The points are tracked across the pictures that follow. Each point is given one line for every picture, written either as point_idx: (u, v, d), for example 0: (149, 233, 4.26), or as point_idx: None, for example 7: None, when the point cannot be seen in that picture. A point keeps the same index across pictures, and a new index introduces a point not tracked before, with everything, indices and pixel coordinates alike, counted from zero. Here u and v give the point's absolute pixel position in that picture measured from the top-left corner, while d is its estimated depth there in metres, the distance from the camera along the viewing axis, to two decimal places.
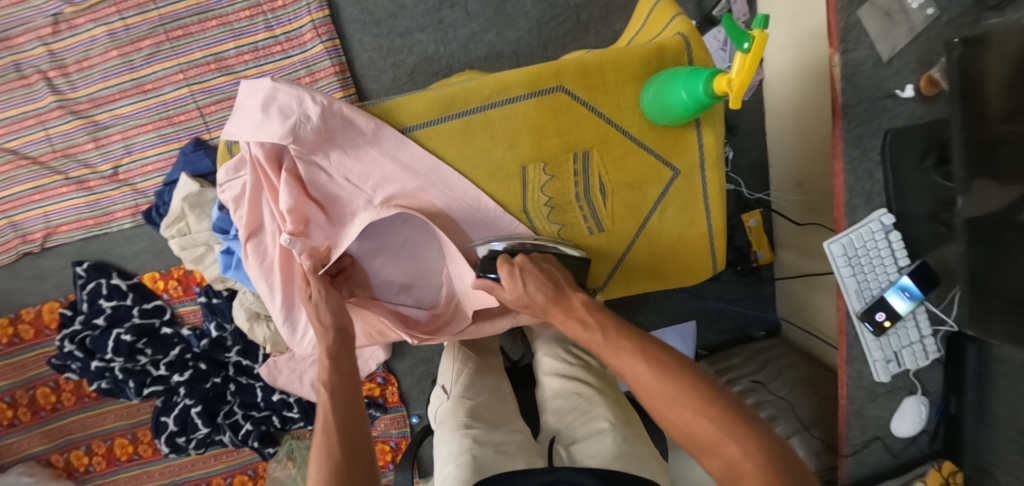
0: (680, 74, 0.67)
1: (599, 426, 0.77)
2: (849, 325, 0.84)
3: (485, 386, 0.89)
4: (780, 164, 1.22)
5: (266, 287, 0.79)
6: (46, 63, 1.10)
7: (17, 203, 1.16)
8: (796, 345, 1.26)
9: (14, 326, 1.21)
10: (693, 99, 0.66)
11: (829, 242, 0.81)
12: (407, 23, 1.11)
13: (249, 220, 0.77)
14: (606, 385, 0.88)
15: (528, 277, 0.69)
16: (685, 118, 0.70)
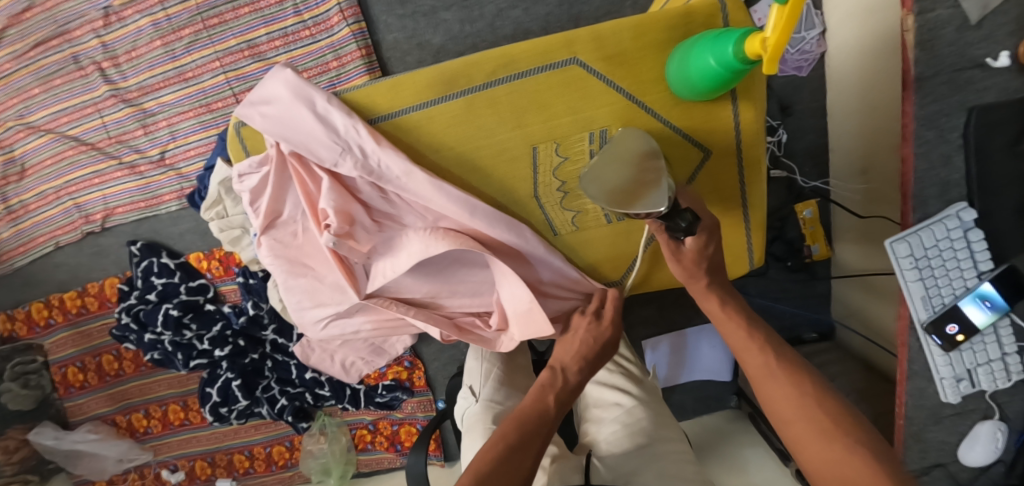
0: (708, 37, 0.55)
1: (637, 438, 0.76)
2: (912, 337, 0.72)
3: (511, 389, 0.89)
4: (842, 148, 1.08)
5: (284, 273, 0.81)
6: (100, 54, 1.17)
7: (80, 186, 1.25)
8: (852, 350, 1.14)
9: (81, 298, 1.32)
10: (724, 66, 0.53)
11: (892, 241, 0.70)
12: (432, 1, 1.06)
13: (269, 211, 0.76)
14: (648, 394, 0.86)
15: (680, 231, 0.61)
16: (716, 88, 0.58)
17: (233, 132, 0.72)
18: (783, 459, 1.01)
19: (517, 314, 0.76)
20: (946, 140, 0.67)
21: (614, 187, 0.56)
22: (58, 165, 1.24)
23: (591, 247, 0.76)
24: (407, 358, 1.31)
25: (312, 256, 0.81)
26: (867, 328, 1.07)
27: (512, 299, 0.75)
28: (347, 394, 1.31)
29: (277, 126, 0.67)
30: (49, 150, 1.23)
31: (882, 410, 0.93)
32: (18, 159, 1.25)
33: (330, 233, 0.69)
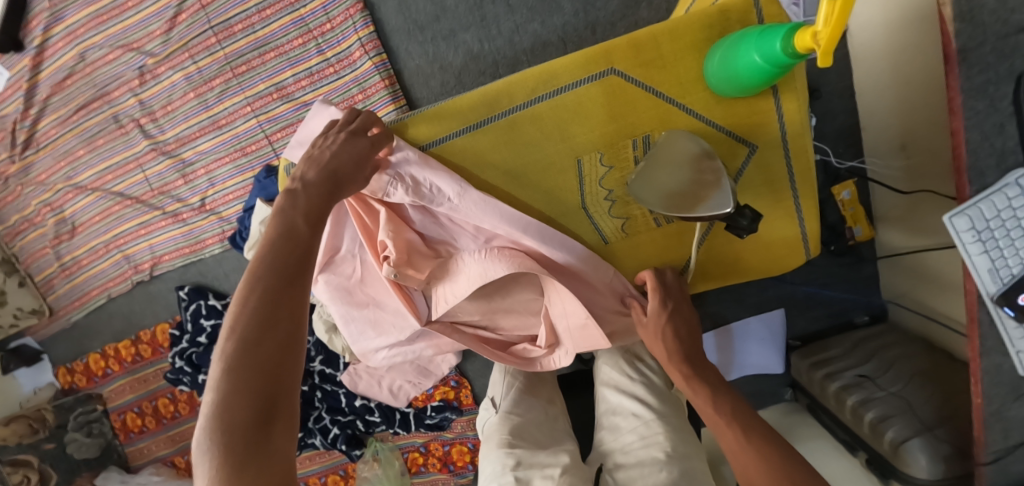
0: (751, 34, 0.53)
1: (653, 453, 0.67)
2: (982, 311, 0.68)
3: (535, 401, 0.80)
4: (877, 126, 1.07)
5: (344, 312, 0.81)
6: (138, 112, 1.23)
7: (128, 237, 1.31)
8: (910, 330, 1.11)
9: (135, 346, 1.39)
10: (770, 62, 0.51)
11: (950, 216, 0.67)
12: (451, 25, 1.09)
13: (327, 247, 0.77)
14: (671, 408, 0.74)
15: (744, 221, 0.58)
16: (762, 85, 0.56)
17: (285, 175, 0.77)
18: (850, 450, 0.98)
19: (569, 332, 0.72)
20: (997, 108, 0.63)
21: (671, 192, 0.58)
22: (106, 221, 1.31)
23: (640, 254, 0.74)
24: (453, 378, 1.33)
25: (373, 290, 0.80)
26: (921, 307, 1.05)
27: (565, 316, 0.71)
28: (397, 418, 1.32)
29: None
30: (97, 207, 1.30)
31: (952, 390, 0.90)
32: (69, 218, 1.32)
33: (390, 266, 0.69)
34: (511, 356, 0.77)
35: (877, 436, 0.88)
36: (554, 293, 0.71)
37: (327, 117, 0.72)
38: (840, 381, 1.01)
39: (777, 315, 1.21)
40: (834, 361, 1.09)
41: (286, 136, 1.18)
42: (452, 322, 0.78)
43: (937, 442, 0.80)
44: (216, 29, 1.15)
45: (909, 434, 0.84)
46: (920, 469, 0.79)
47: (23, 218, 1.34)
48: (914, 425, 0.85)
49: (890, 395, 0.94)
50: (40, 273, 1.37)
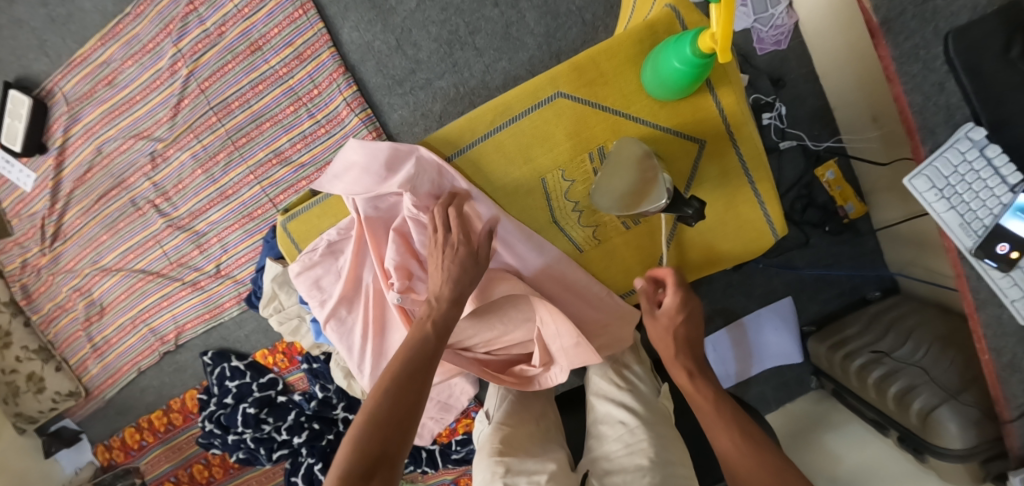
0: (671, 41, 0.55)
1: (639, 461, 0.58)
2: (966, 265, 0.69)
3: (526, 415, 0.71)
4: (847, 104, 1.11)
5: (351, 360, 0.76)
6: (152, 193, 1.32)
7: (153, 311, 1.39)
8: (925, 298, 1.11)
9: (168, 416, 1.45)
10: (689, 65, 0.53)
11: (909, 179, 0.70)
12: (426, 75, 1.18)
13: (349, 277, 0.73)
14: (660, 416, 0.65)
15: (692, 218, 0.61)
16: (690, 89, 0.57)
17: (282, 231, 0.75)
18: (882, 431, 0.98)
19: (565, 351, 0.71)
20: (931, 70, 0.66)
21: (623, 192, 0.61)
22: (131, 298, 1.39)
23: (618, 258, 0.74)
24: (474, 408, 1.35)
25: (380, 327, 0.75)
26: (928, 273, 1.06)
27: (558, 336, 0.71)
28: (423, 457, 1.34)
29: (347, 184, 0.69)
30: (121, 286, 1.39)
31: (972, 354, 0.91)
32: (97, 299, 1.41)
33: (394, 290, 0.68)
34: (511, 378, 0.74)
35: (904, 409, 0.89)
36: (545, 311, 0.71)
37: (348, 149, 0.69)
38: (859, 359, 1.03)
39: (786, 304, 1.23)
40: (852, 340, 1.10)
41: (289, 196, 1.26)
42: (451, 345, 0.74)
43: (964, 407, 0.82)
44: (216, 109, 1.26)
45: (936, 402, 0.85)
46: (952, 439, 0.79)
47: (56, 305, 1.43)
48: (939, 393, 0.87)
49: (912, 365, 0.96)
50: (74, 356, 1.45)
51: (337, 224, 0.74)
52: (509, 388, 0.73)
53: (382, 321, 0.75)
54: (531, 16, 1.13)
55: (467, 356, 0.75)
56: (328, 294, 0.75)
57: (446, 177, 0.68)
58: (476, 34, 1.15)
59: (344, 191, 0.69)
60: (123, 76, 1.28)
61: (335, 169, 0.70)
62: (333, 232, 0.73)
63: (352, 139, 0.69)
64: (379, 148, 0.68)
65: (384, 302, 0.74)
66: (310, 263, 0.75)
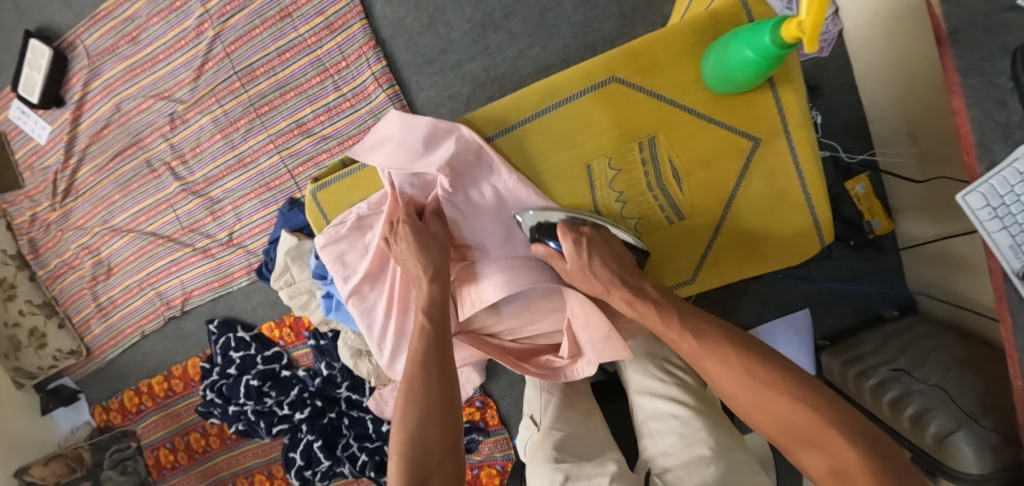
0: (741, 31, 0.52)
1: (697, 451, 0.61)
2: (1010, 291, 0.66)
3: (574, 412, 0.78)
4: (886, 117, 1.08)
5: (372, 336, 0.75)
6: (169, 155, 1.30)
7: (161, 275, 1.37)
8: (941, 319, 1.10)
9: (168, 382, 1.43)
10: (763, 55, 0.50)
11: (963, 195, 0.67)
12: (456, 56, 1.14)
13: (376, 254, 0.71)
14: (708, 407, 0.70)
15: (596, 250, 0.63)
16: (759, 79, 0.54)
17: (311, 200, 0.72)
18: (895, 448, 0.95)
19: (593, 344, 0.69)
20: (996, 85, 0.63)
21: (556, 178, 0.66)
22: (140, 260, 1.37)
23: (660, 257, 0.70)
24: (478, 398, 1.33)
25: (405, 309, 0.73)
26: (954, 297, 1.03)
27: (587, 328, 0.69)
28: None
29: (382, 159, 0.66)
30: (131, 248, 1.37)
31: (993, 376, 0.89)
32: (105, 259, 1.39)
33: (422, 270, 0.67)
34: (533, 367, 0.73)
35: (920, 431, 0.86)
36: (575, 302, 0.69)
37: (389, 121, 0.66)
38: (876, 376, 1.00)
39: (802, 316, 1.20)
40: (867, 357, 1.08)
41: (307, 169, 1.23)
42: (478, 331, 0.75)
43: (982, 432, 0.79)
44: (240, 74, 1.23)
45: (953, 426, 0.82)
46: (968, 463, 0.77)
47: (63, 262, 1.42)
48: (955, 415, 0.84)
49: (929, 386, 0.93)
50: (77, 315, 1.44)
51: (368, 198, 0.72)
52: (531, 377, 0.72)
53: (406, 300, 0.73)
54: (570, 3, 1.09)
55: (491, 342, 0.75)
56: (352, 270, 0.73)
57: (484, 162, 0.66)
58: (511, 17, 1.11)
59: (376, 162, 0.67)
60: (148, 33, 1.26)
61: (369, 140, 0.68)
62: (363, 205, 0.71)
63: (391, 110, 0.67)
64: (419, 124, 0.65)
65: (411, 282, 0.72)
66: (337, 237, 0.72)
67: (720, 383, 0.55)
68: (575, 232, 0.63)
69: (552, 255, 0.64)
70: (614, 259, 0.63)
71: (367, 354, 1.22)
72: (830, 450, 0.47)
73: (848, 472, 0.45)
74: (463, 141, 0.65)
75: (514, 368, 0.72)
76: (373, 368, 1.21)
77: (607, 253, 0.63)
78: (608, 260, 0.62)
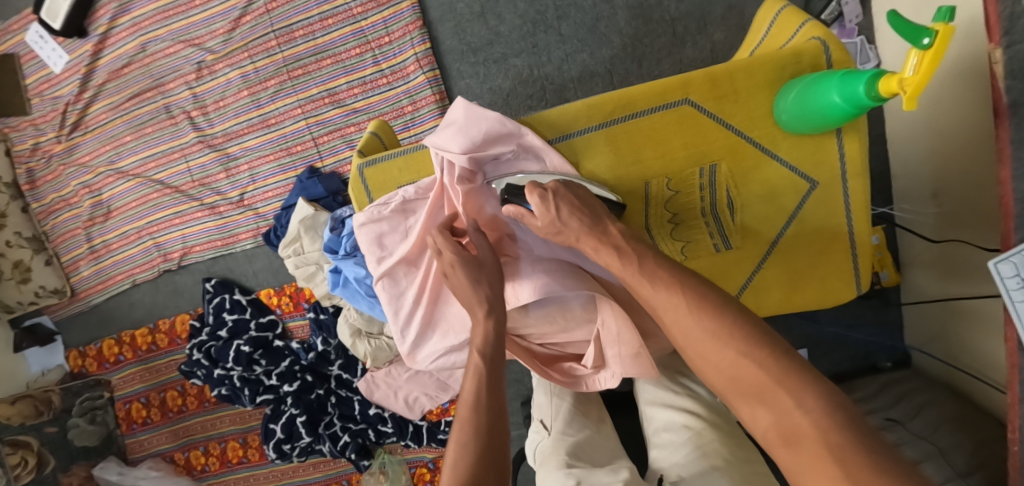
0: (830, 74, 0.53)
1: (710, 462, 0.57)
2: None
3: (586, 420, 0.74)
4: (911, 174, 1.06)
5: (397, 325, 0.73)
6: (190, 104, 1.27)
7: (162, 226, 1.33)
8: (937, 378, 1.07)
9: (152, 335, 1.39)
10: (850, 102, 0.51)
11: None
12: (502, 49, 1.13)
13: (417, 240, 0.69)
14: (721, 417, 0.66)
15: (563, 203, 0.60)
16: (840, 123, 0.55)
17: (358, 175, 0.71)
18: None
19: (620, 359, 0.68)
20: None
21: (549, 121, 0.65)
22: (142, 207, 1.33)
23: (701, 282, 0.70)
24: None
25: (438, 301, 0.72)
26: (970, 352, 0.95)
27: (617, 342, 0.68)
28: (409, 431, 1.28)
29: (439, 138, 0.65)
30: (134, 193, 1.33)
31: (984, 438, 0.81)
32: (105, 201, 1.35)
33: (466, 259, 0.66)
34: (557, 374, 0.73)
35: None
36: (609, 314, 0.68)
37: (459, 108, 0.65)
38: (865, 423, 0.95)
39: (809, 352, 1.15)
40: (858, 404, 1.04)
41: (332, 139, 1.21)
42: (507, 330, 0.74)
43: None
44: (277, 33, 1.20)
45: None
46: None
47: (60, 198, 1.36)
48: (943, 470, 0.76)
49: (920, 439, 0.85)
50: (67, 254, 1.39)
51: (418, 182, 0.70)
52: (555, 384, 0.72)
53: (439, 291, 0.72)
54: (624, 15, 1.08)
55: (519, 342, 0.74)
56: (388, 252, 0.71)
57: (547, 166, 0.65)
58: (563, 20, 1.10)
59: (433, 146, 0.64)
60: None
61: None
62: (411, 189, 0.69)
63: (459, 98, 0.66)
64: (488, 117, 0.64)
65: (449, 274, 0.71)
66: (378, 217, 0.70)
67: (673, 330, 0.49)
68: (541, 188, 0.61)
69: (522, 213, 0.62)
70: (581, 210, 0.60)
71: (366, 335, 1.19)
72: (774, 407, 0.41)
73: (795, 435, 0.39)
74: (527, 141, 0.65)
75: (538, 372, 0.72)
76: (370, 350, 1.18)
77: (573, 205, 0.60)
78: (577, 212, 0.59)
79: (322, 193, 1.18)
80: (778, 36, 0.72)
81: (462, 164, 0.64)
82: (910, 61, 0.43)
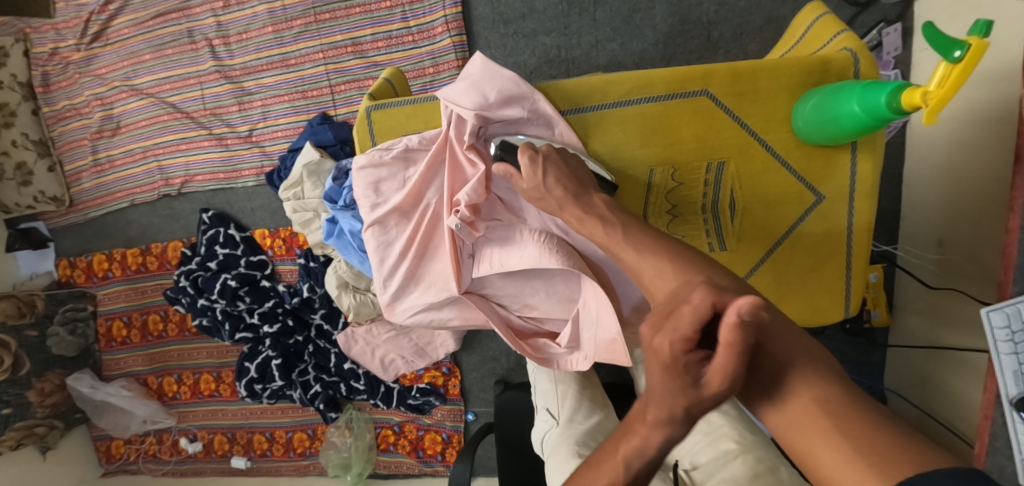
0: (854, 83, 0.52)
1: (723, 446, 0.60)
2: (996, 410, 0.67)
3: (594, 405, 0.77)
4: (918, 217, 1.03)
5: (380, 273, 0.73)
6: (213, 32, 1.26)
7: (168, 150, 1.32)
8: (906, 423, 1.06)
9: (143, 257, 1.39)
10: (869, 113, 0.50)
11: (1006, 306, 0.59)
12: (534, 25, 1.11)
13: (412, 190, 0.68)
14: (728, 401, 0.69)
15: (551, 167, 0.57)
16: (857, 135, 0.55)
17: (364, 116, 0.69)
18: None
19: (595, 342, 0.69)
20: None
21: (563, 90, 0.63)
22: (150, 128, 1.33)
23: None
24: (446, 364, 1.30)
25: (425, 256, 0.72)
26: (949, 402, 0.93)
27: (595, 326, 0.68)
28: (380, 391, 1.29)
29: (452, 91, 0.64)
30: (145, 113, 1.32)
31: None
32: (115, 117, 1.34)
33: (458, 217, 0.65)
34: (530, 348, 0.72)
35: None
36: (591, 294, 0.67)
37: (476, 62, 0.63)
38: None
39: None
40: None
41: (349, 90, 1.20)
42: (487, 296, 0.74)
43: None
44: None
45: None
46: None
47: (72, 106, 1.36)
48: None
49: None
50: (71, 164, 1.39)
51: (424, 132, 0.69)
52: (526, 358, 0.71)
53: (426, 246, 0.71)
54: (661, 10, 1.06)
55: (497, 310, 0.74)
56: (383, 199, 0.70)
57: (555, 135, 0.64)
58: (599, 5, 1.08)
59: (445, 98, 0.63)
60: None
61: None
62: (414, 138, 0.68)
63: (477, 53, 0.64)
64: (503, 75, 0.62)
65: (440, 226, 0.71)
66: (378, 162, 0.69)
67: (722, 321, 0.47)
68: (532, 150, 0.59)
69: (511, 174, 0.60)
70: (570, 177, 0.57)
71: (353, 289, 1.19)
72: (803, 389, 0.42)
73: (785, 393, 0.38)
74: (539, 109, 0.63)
75: (510, 342, 0.71)
76: (354, 304, 1.17)
77: (562, 170, 0.58)
78: (565, 178, 0.57)
79: (331, 140, 1.17)
80: (810, 45, 0.71)
81: (471, 120, 0.62)
82: (937, 72, 0.43)
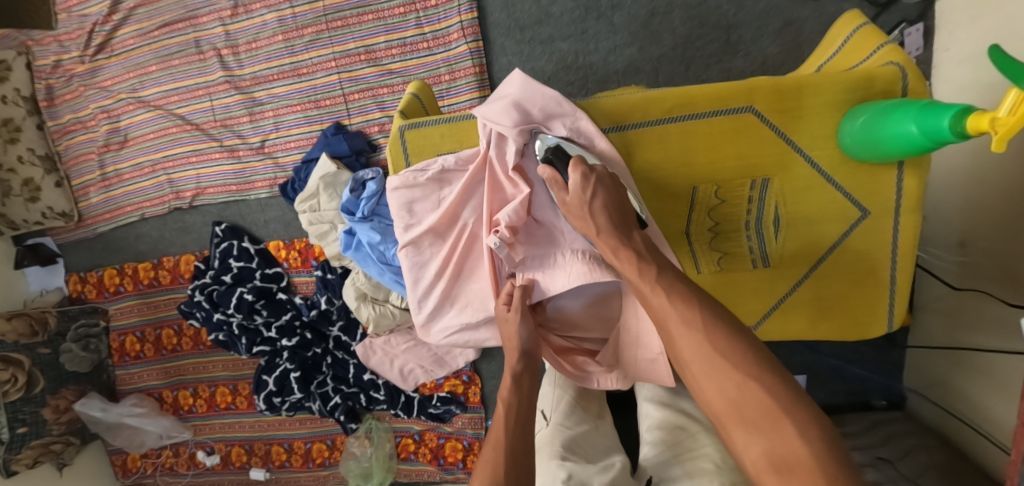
0: (910, 103, 0.51)
1: (701, 463, 0.63)
2: None
3: (585, 415, 0.78)
4: (940, 218, 1.01)
5: (415, 295, 0.72)
6: (221, 42, 1.24)
7: (177, 162, 1.30)
8: (927, 423, 1.05)
9: (155, 271, 1.38)
10: (927, 135, 0.49)
11: None
12: (551, 31, 1.09)
13: (448, 211, 0.67)
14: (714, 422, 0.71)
15: (600, 190, 0.57)
16: (908, 155, 0.54)
17: (398, 135, 0.67)
18: None
19: (636, 362, 0.70)
20: None
21: (605, 108, 0.62)
22: (158, 140, 1.30)
23: (729, 299, 0.69)
24: (466, 372, 1.29)
25: (462, 277, 0.71)
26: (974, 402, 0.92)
27: (637, 346, 0.69)
28: (400, 401, 1.28)
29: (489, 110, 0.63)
30: (153, 125, 1.30)
31: None
32: (122, 129, 1.32)
33: (498, 236, 0.64)
34: (567, 364, 0.70)
35: None
36: (632, 317, 0.69)
37: (515, 80, 0.62)
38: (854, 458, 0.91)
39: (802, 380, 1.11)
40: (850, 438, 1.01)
41: (363, 99, 1.18)
42: None
43: None
44: None
45: None
46: None
47: (77, 119, 1.34)
48: None
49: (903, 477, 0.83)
50: (78, 178, 1.37)
51: (459, 152, 0.68)
52: (564, 375, 0.70)
53: (463, 266, 0.70)
54: (679, 14, 1.04)
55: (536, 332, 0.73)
56: (417, 220, 0.69)
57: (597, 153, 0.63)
58: (617, 9, 1.06)
59: (483, 117, 0.62)
60: None
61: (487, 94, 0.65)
62: (450, 159, 0.66)
63: (515, 71, 0.63)
64: (545, 94, 0.62)
65: (477, 246, 0.70)
66: (412, 183, 0.68)
67: (684, 353, 0.49)
68: (586, 167, 0.58)
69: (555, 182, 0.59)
70: (616, 206, 0.57)
71: (371, 300, 1.17)
72: (776, 435, 0.40)
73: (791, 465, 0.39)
74: (581, 126, 0.62)
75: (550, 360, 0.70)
76: (373, 315, 1.16)
77: (610, 196, 0.57)
78: (610, 206, 0.57)
79: (346, 151, 1.15)
80: (850, 57, 0.69)
81: (513, 138, 0.61)
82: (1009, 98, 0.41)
